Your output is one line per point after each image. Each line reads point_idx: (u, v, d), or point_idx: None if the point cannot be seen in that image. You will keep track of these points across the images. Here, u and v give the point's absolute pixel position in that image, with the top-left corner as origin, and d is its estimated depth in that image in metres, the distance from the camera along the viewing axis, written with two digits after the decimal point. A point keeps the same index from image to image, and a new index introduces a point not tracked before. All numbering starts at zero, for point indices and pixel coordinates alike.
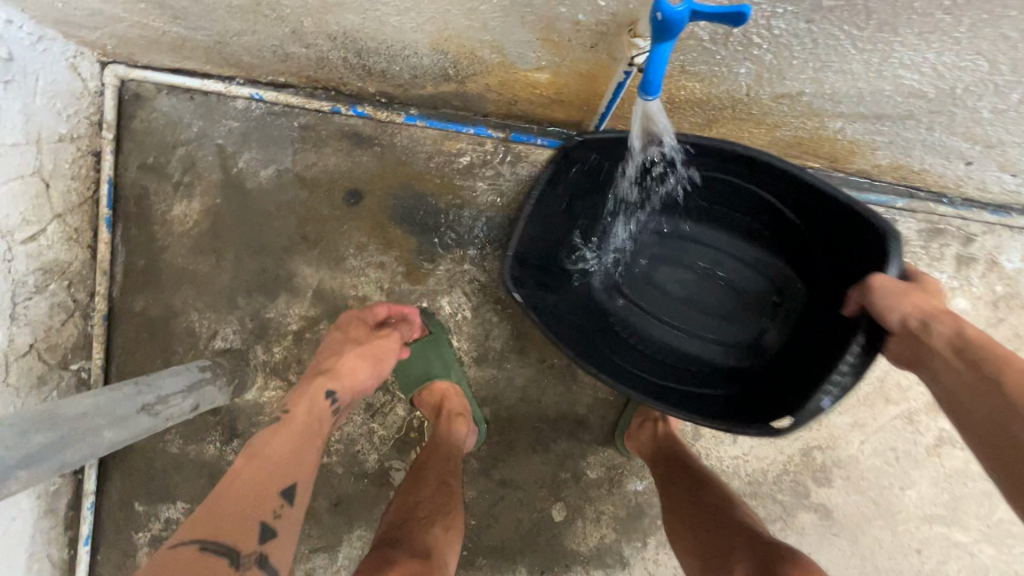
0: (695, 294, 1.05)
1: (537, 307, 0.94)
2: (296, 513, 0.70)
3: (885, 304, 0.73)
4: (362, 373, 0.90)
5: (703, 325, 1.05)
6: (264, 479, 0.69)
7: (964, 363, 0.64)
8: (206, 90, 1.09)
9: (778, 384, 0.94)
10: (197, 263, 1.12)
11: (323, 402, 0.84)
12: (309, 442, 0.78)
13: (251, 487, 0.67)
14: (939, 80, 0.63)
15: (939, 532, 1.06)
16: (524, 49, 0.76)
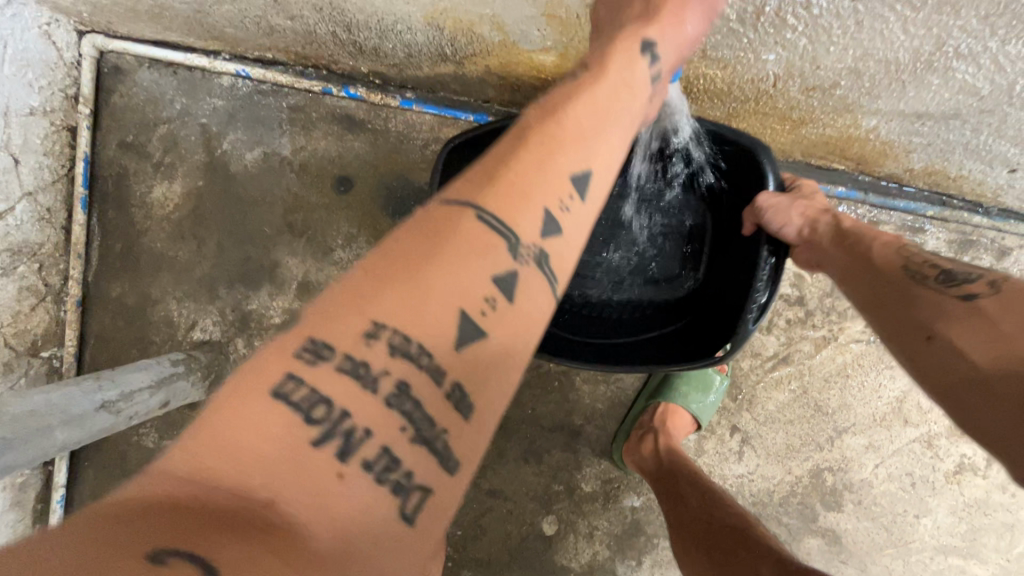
0: (614, 243, 0.93)
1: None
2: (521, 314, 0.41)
3: (777, 224, 0.73)
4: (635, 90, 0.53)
5: (629, 273, 0.93)
6: (454, 277, 0.39)
7: (846, 250, 0.71)
8: (190, 65, 1.02)
9: (704, 314, 0.86)
10: (176, 249, 1.06)
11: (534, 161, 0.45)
12: (531, 208, 0.43)
13: (447, 290, 0.38)
14: (997, 74, 0.56)
15: (955, 564, 0.99)
16: (528, 25, 0.69)
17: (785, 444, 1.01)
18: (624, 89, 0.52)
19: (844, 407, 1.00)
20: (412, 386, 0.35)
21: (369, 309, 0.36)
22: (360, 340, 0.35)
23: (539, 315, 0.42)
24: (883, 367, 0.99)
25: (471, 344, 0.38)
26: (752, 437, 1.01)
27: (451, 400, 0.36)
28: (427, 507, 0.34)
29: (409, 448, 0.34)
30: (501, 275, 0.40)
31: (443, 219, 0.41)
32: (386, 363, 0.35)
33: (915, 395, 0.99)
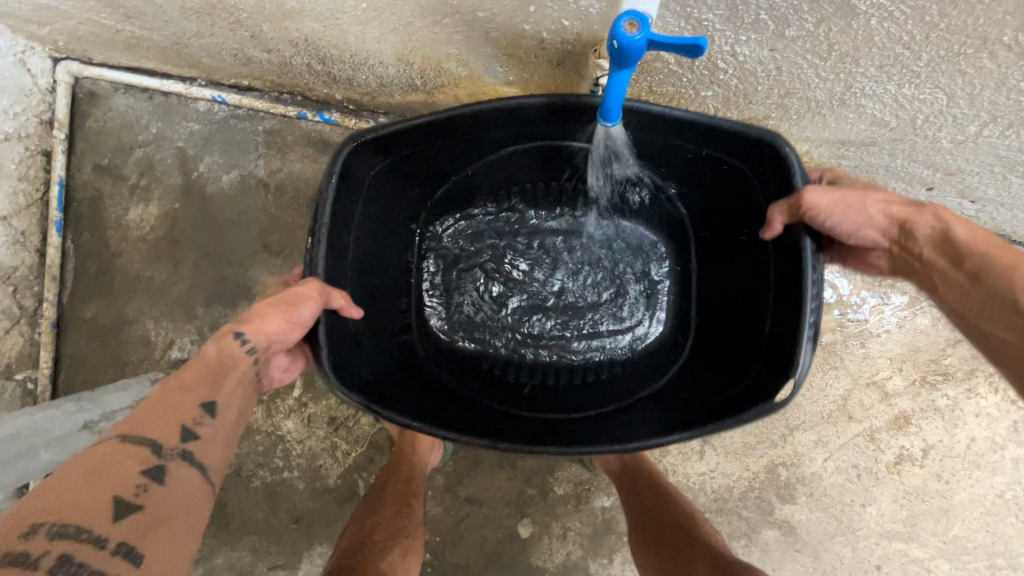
0: (608, 274, 0.96)
1: (374, 362, 0.80)
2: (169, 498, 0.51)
3: (845, 227, 0.67)
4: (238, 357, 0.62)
5: (630, 300, 0.95)
6: (120, 459, 0.50)
7: (964, 276, 0.63)
8: (166, 91, 1.05)
9: (719, 339, 0.85)
10: (152, 270, 1.07)
11: (209, 364, 0.61)
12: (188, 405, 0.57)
13: (108, 472, 0.49)
14: (900, 110, 0.65)
15: (898, 548, 1.07)
16: (489, 65, 0.75)
17: (742, 442, 1.08)
18: (225, 364, 0.62)
19: (795, 405, 1.08)
20: (74, 557, 0.44)
21: (31, 513, 0.44)
22: (18, 539, 0.43)
23: (189, 507, 0.53)
24: (828, 367, 1.07)
25: (122, 519, 0.47)
26: (712, 437, 1.08)
27: (115, 556, 0.46)
28: None
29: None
30: (147, 479, 0.51)
31: (85, 460, 0.49)
32: (46, 547, 0.43)
33: (858, 393, 1.07)
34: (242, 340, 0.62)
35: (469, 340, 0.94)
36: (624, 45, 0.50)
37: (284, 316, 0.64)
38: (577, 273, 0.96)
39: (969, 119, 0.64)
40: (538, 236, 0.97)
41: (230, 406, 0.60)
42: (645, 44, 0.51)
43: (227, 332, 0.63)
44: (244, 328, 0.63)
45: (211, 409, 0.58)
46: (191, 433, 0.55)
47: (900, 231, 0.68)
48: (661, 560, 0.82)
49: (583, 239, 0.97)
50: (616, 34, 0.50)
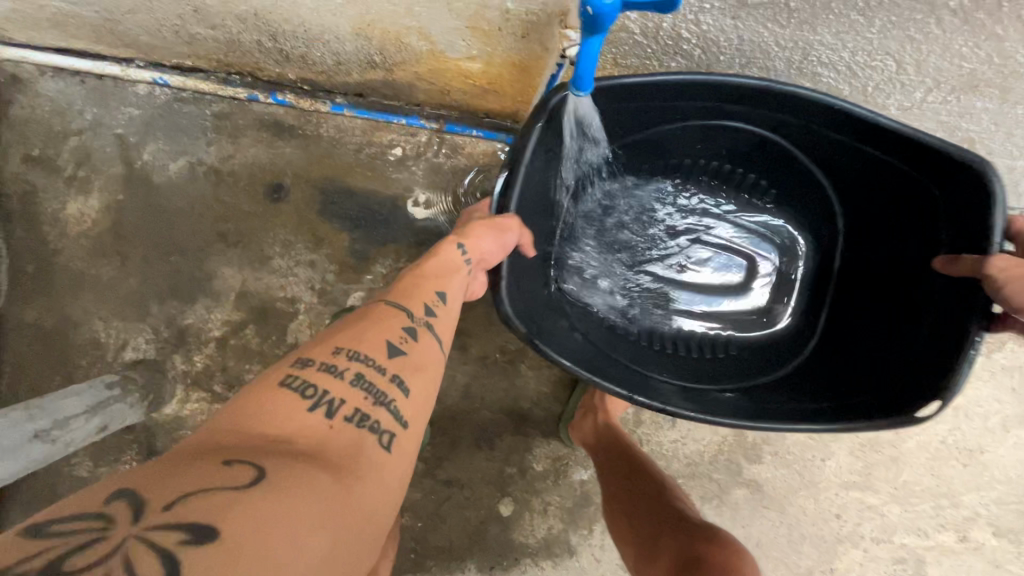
0: (717, 263, 0.97)
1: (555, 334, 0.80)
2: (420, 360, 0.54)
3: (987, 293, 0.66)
4: (457, 264, 0.64)
5: (735, 293, 0.97)
6: (382, 321, 0.55)
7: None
8: (100, 73, 0.98)
9: (842, 348, 0.88)
10: (99, 267, 1.01)
11: (448, 260, 0.65)
12: (417, 288, 0.61)
13: (367, 324, 0.54)
14: (851, 78, 0.68)
15: (855, 496, 1.14)
16: (451, 37, 0.73)
17: None
18: (450, 270, 0.64)
19: None
20: (367, 374, 0.49)
21: (334, 341, 0.52)
22: (330, 353, 0.50)
23: (435, 368, 0.56)
24: None
25: (398, 357, 0.52)
26: None
27: (394, 382, 0.50)
28: (397, 444, 0.48)
29: (374, 408, 0.47)
30: (406, 332, 0.55)
31: (365, 312, 0.56)
32: (348, 363, 0.49)
33: None
34: (462, 250, 0.65)
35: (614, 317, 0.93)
36: (597, 11, 0.50)
37: (495, 236, 0.66)
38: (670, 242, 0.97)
39: (915, 85, 0.68)
40: (647, 212, 0.96)
41: (456, 294, 0.63)
42: (617, 8, 0.51)
43: (452, 241, 0.65)
44: (463, 240, 0.65)
45: (443, 294, 0.62)
46: (432, 311, 0.59)
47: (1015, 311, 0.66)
48: (634, 530, 0.84)
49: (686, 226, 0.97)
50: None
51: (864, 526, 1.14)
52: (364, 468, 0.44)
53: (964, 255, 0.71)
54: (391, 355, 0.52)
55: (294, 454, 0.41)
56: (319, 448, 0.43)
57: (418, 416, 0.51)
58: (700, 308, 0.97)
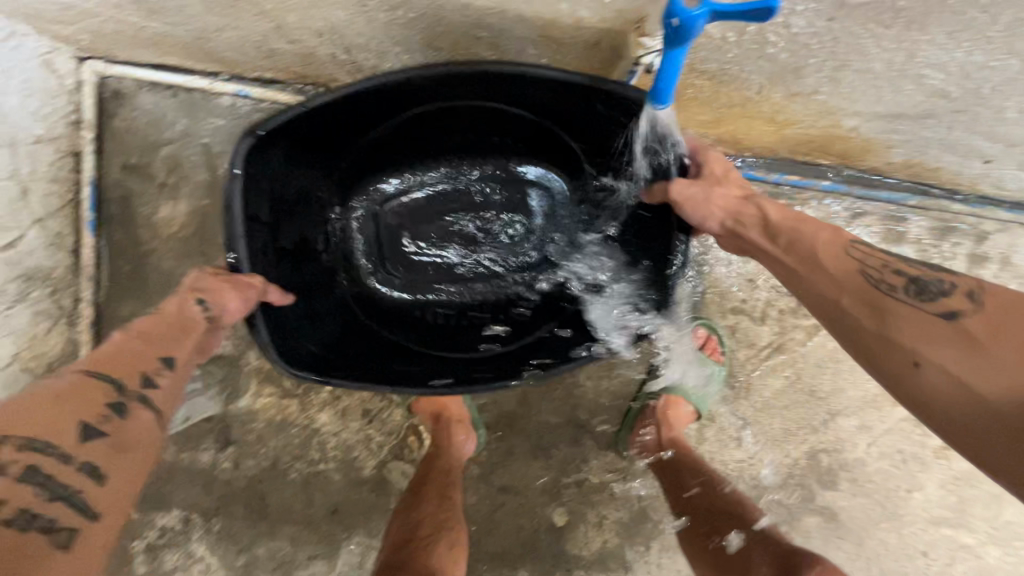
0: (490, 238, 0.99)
1: (323, 324, 0.86)
2: (121, 436, 0.56)
3: (698, 216, 0.72)
4: (192, 320, 0.68)
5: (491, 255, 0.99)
6: (132, 368, 0.61)
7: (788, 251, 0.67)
8: (190, 87, 1.05)
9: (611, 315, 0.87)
10: (185, 267, 1.08)
11: (191, 309, 0.68)
12: (175, 341, 0.66)
13: (93, 398, 0.57)
14: (964, 80, 0.61)
15: (946, 534, 1.04)
16: (523, 45, 0.73)
17: (782, 428, 1.06)
18: (184, 326, 0.67)
19: (836, 390, 1.05)
20: (41, 467, 0.51)
21: (16, 425, 0.52)
22: (34, 451, 0.51)
23: (146, 444, 0.59)
24: None
25: (91, 439, 0.55)
26: (750, 424, 1.06)
27: (81, 470, 0.53)
28: (76, 540, 0.50)
29: (48, 503, 0.50)
30: (109, 410, 0.57)
31: (82, 388, 0.57)
32: (15, 457, 0.50)
33: None
34: (200, 304, 0.68)
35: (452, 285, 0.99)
36: (682, 21, 0.50)
37: (237, 294, 0.70)
38: (481, 235, 1.00)
39: None
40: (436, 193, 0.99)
41: (184, 362, 0.66)
42: (706, 17, 0.50)
43: (190, 295, 0.69)
44: (203, 296, 0.69)
45: (168, 360, 0.64)
46: (149, 382, 0.61)
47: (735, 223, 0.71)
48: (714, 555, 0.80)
49: (450, 201, 0.99)
50: (677, 10, 0.50)
51: (955, 567, 1.04)
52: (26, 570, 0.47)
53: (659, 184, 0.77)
54: (80, 434, 0.54)
55: None
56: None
57: (121, 500, 0.55)
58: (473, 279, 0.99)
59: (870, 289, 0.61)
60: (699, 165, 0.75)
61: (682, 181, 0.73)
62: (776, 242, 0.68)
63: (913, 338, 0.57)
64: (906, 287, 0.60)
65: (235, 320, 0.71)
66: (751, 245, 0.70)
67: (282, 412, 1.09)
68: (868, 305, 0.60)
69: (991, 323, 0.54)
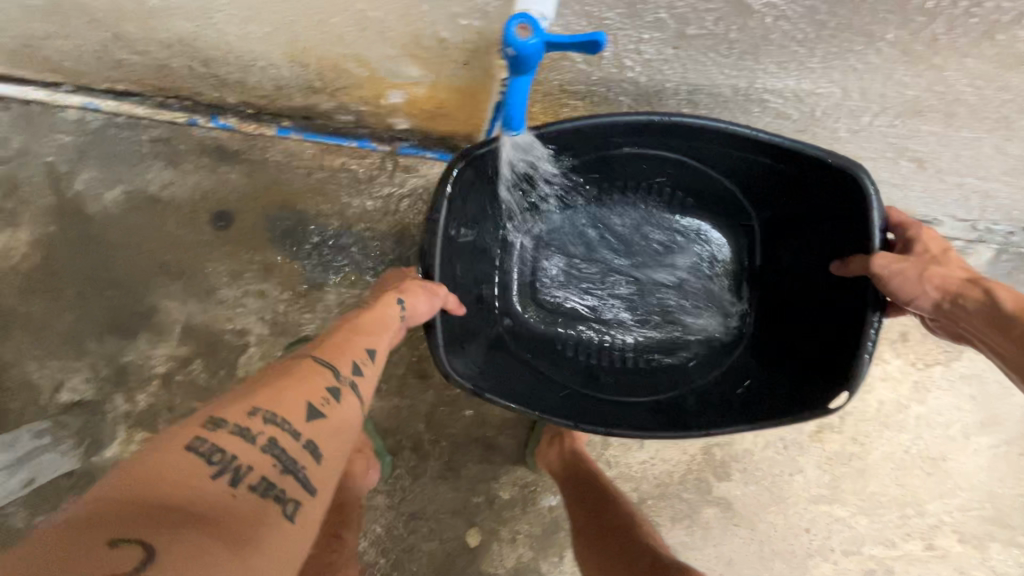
0: (602, 279, 0.96)
1: (479, 377, 0.78)
2: (345, 416, 0.55)
3: (901, 293, 0.66)
4: (395, 317, 0.67)
5: (597, 296, 0.95)
6: (340, 347, 0.61)
7: (1009, 341, 0.58)
8: (26, 99, 0.93)
9: (704, 372, 0.90)
10: (29, 304, 0.94)
11: (392, 308, 0.67)
12: (365, 334, 0.64)
13: (317, 382, 0.54)
14: (799, 103, 0.67)
15: (824, 510, 1.14)
16: (391, 64, 0.70)
17: None
18: (387, 321, 0.67)
19: None
20: (280, 440, 0.48)
21: (252, 399, 0.50)
22: (245, 414, 0.48)
23: (351, 433, 0.55)
24: None
25: (313, 418, 0.52)
26: None
27: (306, 446, 0.50)
28: (303, 510, 0.47)
29: (280, 475, 0.47)
30: (329, 393, 0.54)
31: (288, 369, 0.56)
32: (262, 426, 0.48)
33: None
34: (399, 305, 0.68)
35: (581, 327, 0.94)
36: (519, 51, 0.50)
37: (427, 299, 0.70)
38: (569, 271, 0.95)
39: (861, 109, 0.67)
40: (536, 234, 0.93)
41: (384, 348, 0.65)
42: (542, 47, 0.51)
43: (391, 295, 0.69)
44: (403, 297, 0.69)
45: (373, 351, 0.63)
46: (360, 369, 0.60)
47: (953, 307, 0.63)
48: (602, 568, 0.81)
49: (575, 236, 0.94)
50: (510, 40, 0.50)
51: (833, 540, 1.14)
52: (265, 536, 0.43)
53: (855, 258, 0.72)
54: (306, 415, 0.51)
55: (187, 520, 0.40)
56: (216, 514, 0.42)
57: (333, 473, 0.52)
58: (580, 325, 0.94)
59: None
60: (909, 240, 0.70)
61: (888, 256, 0.68)
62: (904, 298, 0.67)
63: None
64: None
65: (418, 321, 0.71)
66: (972, 334, 0.63)
67: None
68: None
69: None
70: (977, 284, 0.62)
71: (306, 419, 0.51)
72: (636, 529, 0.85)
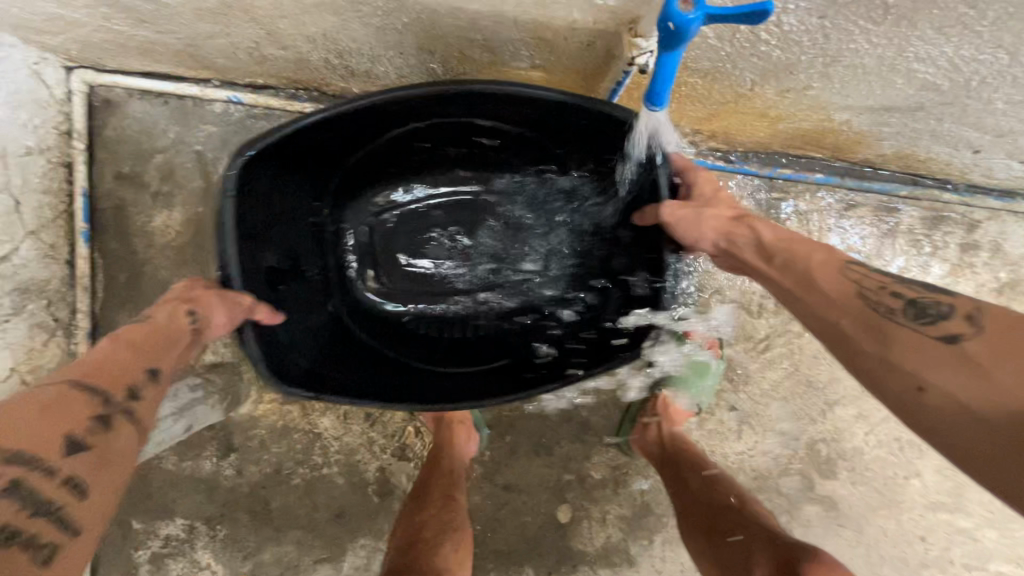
0: (460, 253, 0.99)
1: (301, 346, 0.82)
2: (99, 453, 0.56)
3: (687, 235, 0.74)
4: (180, 328, 0.69)
5: (438, 271, 0.99)
6: (122, 368, 0.62)
7: (772, 266, 0.68)
8: (181, 94, 1.04)
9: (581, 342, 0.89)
10: (181, 276, 1.08)
11: (179, 320, 0.69)
12: (166, 350, 0.67)
13: (61, 413, 0.55)
14: (953, 72, 0.62)
15: (944, 519, 1.05)
16: (514, 46, 0.73)
17: (781, 420, 1.07)
18: (173, 335, 0.69)
19: (833, 380, 1.07)
20: (34, 484, 0.50)
21: (20, 435, 0.51)
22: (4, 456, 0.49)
23: (129, 456, 0.59)
24: None
25: (74, 454, 0.54)
26: (750, 416, 1.07)
27: (64, 486, 0.52)
28: (62, 556, 0.50)
29: (31, 520, 0.49)
30: (98, 421, 0.57)
31: (61, 396, 0.56)
32: (10, 469, 0.49)
33: None
34: (190, 316, 0.69)
35: (468, 296, 0.99)
36: (679, 24, 0.50)
37: (224, 309, 0.71)
38: (445, 251, 0.99)
39: None
40: (444, 206, 0.98)
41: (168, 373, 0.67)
42: (701, 20, 0.51)
43: (180, 307, 0.70)
44: (195, 307, 0.70)
45: (154, 371, 0.65)
46: (137, 394, 0.62)
47: (728, 245, 0.72)
48: (715, 548, 0.80)
49: (470, 213, 0.99)
50: (671, 13, 0.50)
51: (953, 551, 1.05)
52: None
53: (648, 208, 0.80)
54: (64, 449, 0.53)
55: None
56: None
57: (104, 509, 0.55)
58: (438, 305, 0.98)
59: (870, 311, 0.59)
60: (690, 185, 0.79)
61: (674, 203, 0.75)
62: (769, 263, 0.68)
63: (919, 363, 0.54)
64: (903, 309, 0.58)
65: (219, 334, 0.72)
66: (744, 264, 0.71)
67: (284, 417, 1.09)
68: (869, 328, 0.58)
69: (994, 349, 0.51)
70: (743, 221, 0.72)
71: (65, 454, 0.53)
72: (747, 509, 0.83)
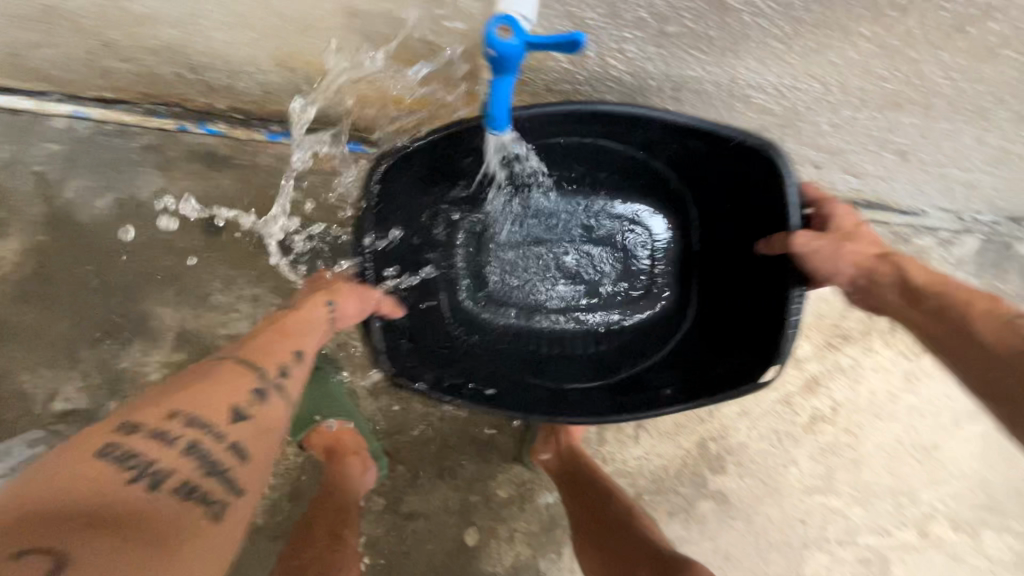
0: (516, 270, 0.96)
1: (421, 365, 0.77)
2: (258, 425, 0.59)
3: (825, 268, 0.69)
4: (321, 317, 0.71)
5: (521, 290, 0.96)
6: (274, 349, 0.65)
7: (912, 302, 0.66)
8: (16, 108, 0.93)
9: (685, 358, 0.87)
10: (21, 314, 0.94)
11: (321, 308, 0.72)
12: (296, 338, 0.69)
13: (223, 389, 0.58)
14: (779, 98, 0.69)
15: (818, 501, 1.15)
16: (378, 66, 0.72)
17: (673, 422, 1.12)
18: (329, 322, 0.71)
19: None
20: (201, 444, 0.53)
21: (159, 407, 0.53)
22: (120, 432, 0.51)
23: (279, 430, 0.61)
24: None
25: (238, 422, 0.57)
26: (645, 421, 1.11)
27: (227, 448, 0.55)
28: (226, 513, 0.53)
29: (202, 476, 0.52)
30: (254, 396, 0.59)
31: (191, 375, 0.59)
32: (143, 439, 0.51)
33: None
34: (331, 306, 0.72)
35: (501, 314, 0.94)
36: (500, 51, 0.52)
37: (359, 300, 0.75)
38: (490, 266, 0.95)
39: (838, 103, 0.69)
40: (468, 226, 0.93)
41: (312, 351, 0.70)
42: (523, 48, 0.53)
43: (322, 298, 0.73)
44: (331, 298, 0.73)
45: (299, 353, 0.67)
46: (286, 372, 0.64)
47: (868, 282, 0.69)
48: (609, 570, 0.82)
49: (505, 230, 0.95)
50: (491, 41, 0.51)
51: (828, 530, 1.15)
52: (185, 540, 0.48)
53: (777, 237, 0.74)
54: (229, 417, 0.56)
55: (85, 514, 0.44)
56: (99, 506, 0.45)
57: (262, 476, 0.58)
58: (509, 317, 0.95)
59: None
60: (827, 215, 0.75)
61: (809, 232, 0.70)
62: (916, 305, 0.65)
63: None
64: None
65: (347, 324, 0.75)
66: (885, 305, 0.68)
67: None
68: None
69: None
70: (885, 258, 0.69)
71: (230, 423, 0.56)
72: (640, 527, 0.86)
